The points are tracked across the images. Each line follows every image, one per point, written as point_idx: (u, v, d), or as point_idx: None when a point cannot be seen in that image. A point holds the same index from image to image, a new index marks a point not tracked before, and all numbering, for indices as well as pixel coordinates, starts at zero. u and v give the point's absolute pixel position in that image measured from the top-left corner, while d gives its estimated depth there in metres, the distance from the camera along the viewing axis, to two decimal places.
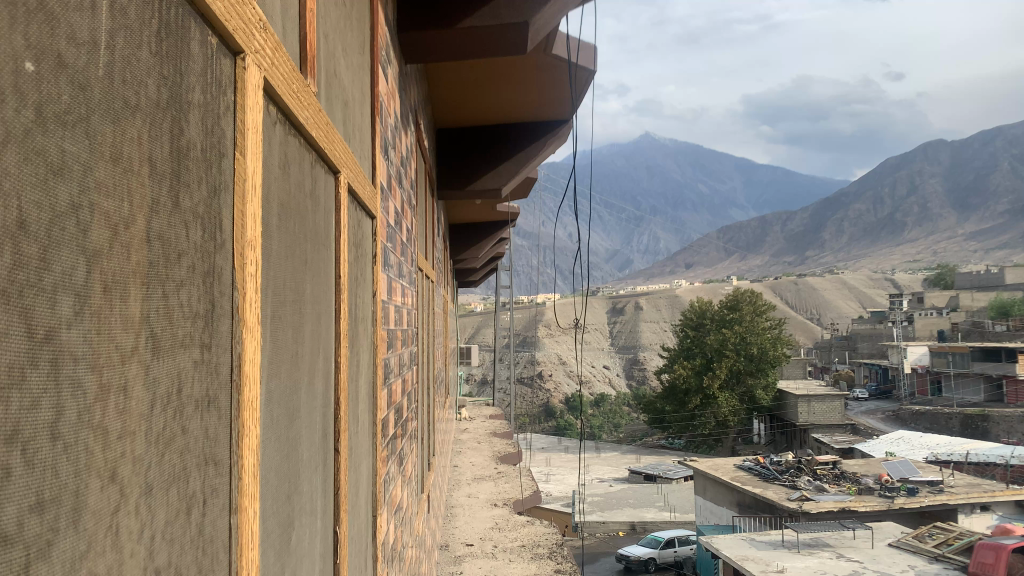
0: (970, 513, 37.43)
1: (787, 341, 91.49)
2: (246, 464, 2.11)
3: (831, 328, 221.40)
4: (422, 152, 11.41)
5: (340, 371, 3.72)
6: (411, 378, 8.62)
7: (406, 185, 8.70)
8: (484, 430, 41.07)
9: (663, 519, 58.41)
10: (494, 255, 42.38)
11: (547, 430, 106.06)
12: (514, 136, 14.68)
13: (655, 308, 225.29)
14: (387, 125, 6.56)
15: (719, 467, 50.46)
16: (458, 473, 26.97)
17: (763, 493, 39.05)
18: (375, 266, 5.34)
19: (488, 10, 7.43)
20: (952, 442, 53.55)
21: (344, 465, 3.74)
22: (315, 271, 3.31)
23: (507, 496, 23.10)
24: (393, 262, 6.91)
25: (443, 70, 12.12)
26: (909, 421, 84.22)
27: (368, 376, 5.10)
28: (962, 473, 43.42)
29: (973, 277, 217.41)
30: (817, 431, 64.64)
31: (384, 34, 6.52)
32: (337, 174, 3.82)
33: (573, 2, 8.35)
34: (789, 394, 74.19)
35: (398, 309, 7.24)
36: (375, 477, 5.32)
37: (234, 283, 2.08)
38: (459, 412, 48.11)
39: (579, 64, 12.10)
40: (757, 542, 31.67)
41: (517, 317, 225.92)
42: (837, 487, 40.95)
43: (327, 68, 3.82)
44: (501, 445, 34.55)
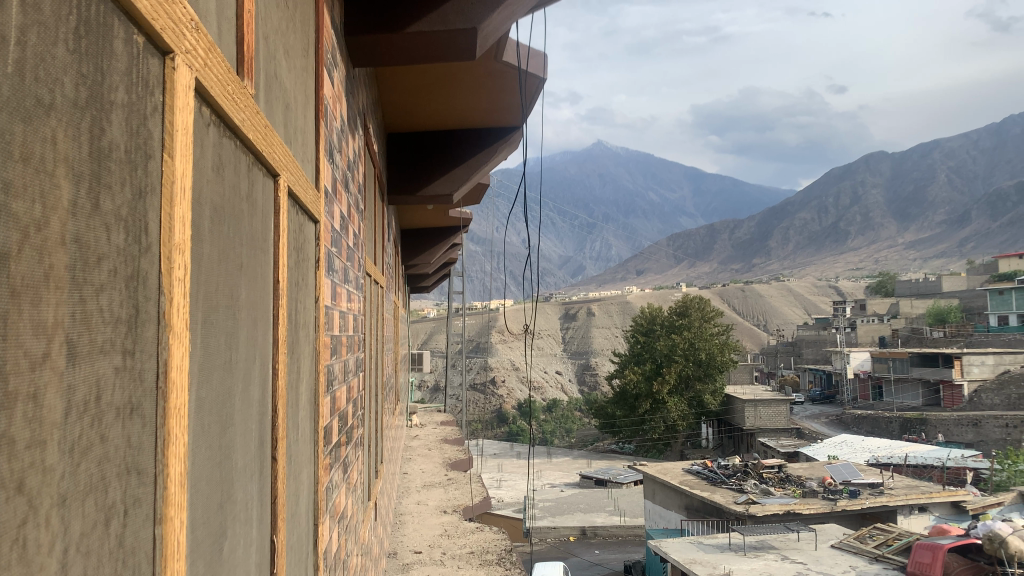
0: (909, 515, 38.35)
1: (735, 346, 92.74)
2: (173, 473, 2.05)
3: (776, 335, 222.17)
4: (371, 155, 11.31)
5: (278, 378, 3.67)
6: (356, 385, 8.51)
7: (354, 189, 8.65)
8: (434, 437, 40.86)
9: (613, 524, 58.64)
10: (447, 260, 42.16)
11: (499, 436, 105.85)
12: (465, 143, 14.65)
13: (607, 314, 225.50)
14: (332, 128, 6.47)
15: (668, 471, 50.89)
16: (408, 480, 26.76)
17: (711, 496, 39.63)
18: (318, 271, 5.26)
19: (437, 14, 7.36)
20: (893, 446, 54.69)
21: (281, 475, 3.68)
22: (251, 276, 3.24)
23: (457, 502, 23.00)
24: (338, 267, 6.82)
25: (392, 75, 12.06)
26: (852, 426, 85.43)
27: (310, 384, 5.03)
28: (901, 477, 44.34)
29: (913, 285, 218.68)
30: (763, 436, 65.48)
31: (331, 33, 6.45)
32: (276, 179, 3.77)
33: (523, 8, 8.34)
34: (736, 399, 74.88)
35: (343, 315, 7.15)
36: (316, 486, 5.25)
37: (162, 287, 2.03)
38: (410, 418, 47.78)
39: (529, 71, 12.18)
40: (705, 545, 32.10)
41: (470, 323, 225.94)
42: (783, 491, 41.68)
43: (266, 69, 3.76)
44: (453, 452, 34.42)
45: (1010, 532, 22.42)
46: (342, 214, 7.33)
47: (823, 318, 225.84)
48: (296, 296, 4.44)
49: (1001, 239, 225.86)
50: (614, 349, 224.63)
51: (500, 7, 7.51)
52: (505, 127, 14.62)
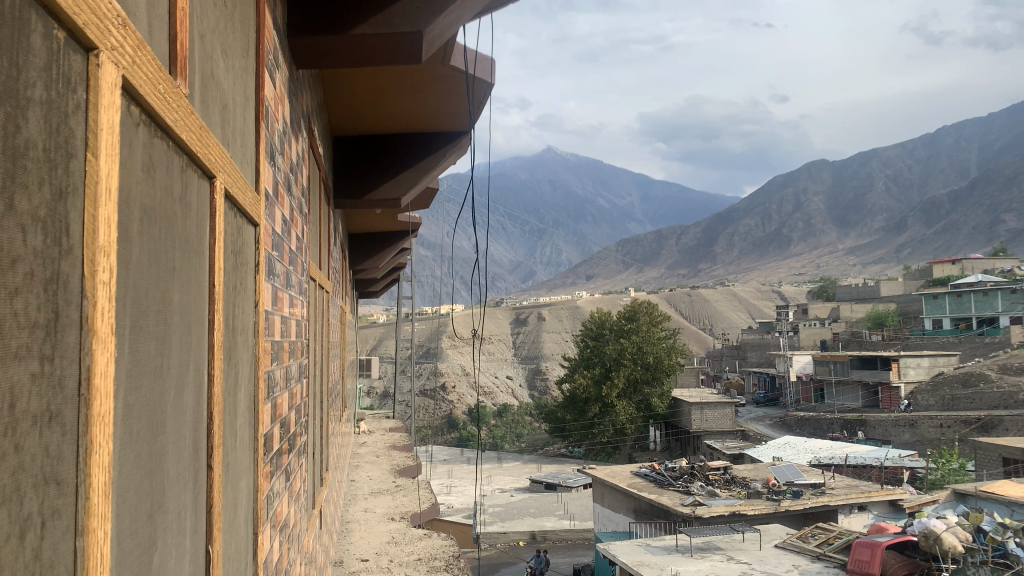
0: (849, 514, 39.32)
1: (682, 350, 93.84)
2: (95, 484, 1.98)
3: (721, 338, 222.71)
4: (315, 158, 11.17)
5: (215, 384, 3.60)
6: (299, 391, 8.37)
7: (298, 191, 8.53)
8: (383, 443, 40.63)
9: (562, 528, 58.83)
10: (395, 266, 41.87)
11: (448, 442, 105.41)
12: (412, 147, 14.63)
13: (557, 319, 225.57)
14: (273, 130, 6.34)
15: (616, 474, 51.28)
16: (356, 487, 26.46)
17: (659, 499, 40.08)
18: (258, 274, 5.18)
19: (383, 17, 7.33)
20: (834, 447, 55.91)
21: (217, 482, 3.60)
22: (184, 280, 3.16)
23: (405, 509, 22.82)
24: (279, 272, 6.69)
25: (338, 79, 11.94)
26: (795, 427, 86.63)
27: (249, 390, 4.95)
28: (842, 478, 45.30)
29: (853, 290, 219.54)
30: (709, 438, 66.24)
31: (274, 34, 6.37)
32: (212, 180, 3.70)
33: (469, 12, 8.30)
34: (683, 402, 75.55)
35: (285, 320, 7.03)
36: (257, 491, 5.15)
37: (84, 291, 1.97)
38: (358, 424, 47.31)
39: (477, 76, 12.24)
40: (653, 547, 32.42)
41: (420, 328, 225.69)
42: (728, 492, 42.32)
43: (203, 69, 3.70)
44: (401, 458, 34.25)
45: (944, 529, 23.17)
46: (285, 217, 7.20)
47: (767, 322, 225.85)
48: (234, 300, 4.35)
49: (935, 246, 225.81)
50: (563, 353, 224.31)
51: (445, 11, 7.49)
52: (452, 132, 14.63)
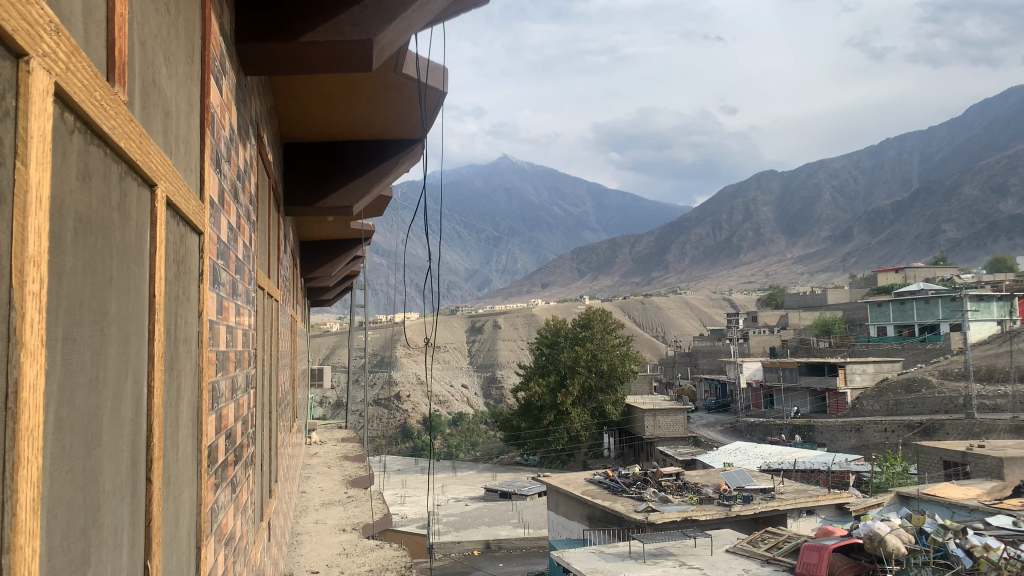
0: (798, 517, 40.04)
1: (635, 357, 94.39)
2: (23, 495, 1.94)
3: (673, 345, 223.44)
4: (264, 165, 11.03)
5: (154, 396, 3.52)
6: (246, 402, 8.23)
7: (246, 199, 8.43)
8: (334, 454, 40.22)
9: (517, 536, 58.82)
10: (348, 274, 41.50)
11: (403, 451, 104.70)
12: (364, 154, 14.57)
13: (513, 327, 225.13)
14: (220, 138, 6.27)
15: (570, 481, 51.51)
16: (307, 498, 26.10)
17: (612, 506, 40.33)
18: (202, 285, 5.10)
19: (331, 26, 7.31)
20: (783, 452, 56.98)
21: (157, 493, 3.53)
22: (121, 290, 3.10)
23: (357, 520, 22.58)
24: (226, 281, 6.60)
25: (289, 85, 11.84)
26: (746, 433, 87.63)
27: (191, 401, 4.85)
28: (791, 482, 46.07)
29: (802, 297, 220.72)
30: (662, 445, 66.80)
31: (220, 41, 6.31)
32: (153, 189, 3.63)
33: (420, 22, 8.29)
34: (636, 409, 75.95)
35: (231, 330, 6.94)
36: (200, 504, 5.06)
37: (12, 303, 1.93)
38: (311, 435, 46.69)
39: (428, 85, 12.22)
40: (607, 554, 32.57)
41: (374, 337, 225.80)
42: (680, 497, 42.62)
43: (143, 77, 3.64)
44: (353, 469, 33.88)
45: (887, 531, 23.57)
46: (231, 225, 7.08)
47: (718, 330, 225.95)
48: (176, 311, 4.27)
49: (880, 255, 225.90)
50: (518, 362, 224.57)
51: (396, 20, 7.48)
52: (406, 140, 14.62)
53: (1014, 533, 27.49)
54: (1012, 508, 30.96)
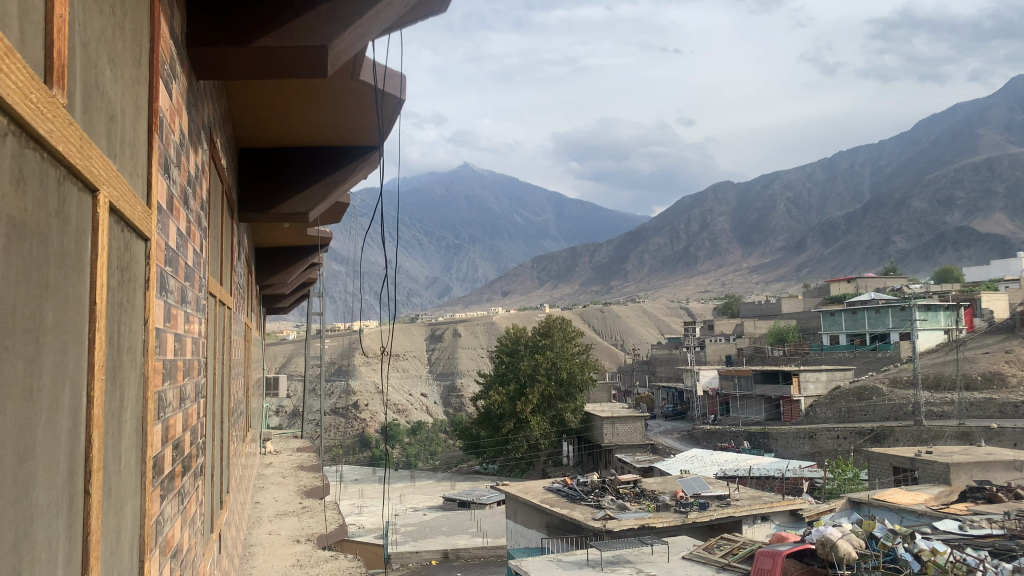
0: (752, 523, 40.55)
1: (594, 366, 94.70)
2: None
3: (632, 353, 224.14)
4: (218, 169, 10.89)
5: (92, 408, 3.43)
6: (195, 412, 8.09)
7: (195, 206, 8.27)
8: (290, 464, 39.72)
9: (475, 545, 58.64)
10: (305, 281, 41.09)
11: (361, 460, 103.83)
12: (319, 160, 14.48)
13: (473, 335, 224.66)
14: (168, 142, 6.17)
15: (529, 489, 51.48)
16: (260, 509, 25.71)
17: (570, 514, 40.39)
18: (147, 292, 5.01)
19: (287, 29, 7.23)
20: (738, 459, 57.84)
21: (95, 509, 3.44)
22: (58, 295, 3.02)
23: (312, 531, 22.28)
24: (174, 288, 6.48)
25: (244, 91, 11.73)
26: (702, 440, 88.50)
27: (134, 413, 4.75)
28: (745, 489, 46.66)
29: (757, 306, 221.96)
30: (621, 453, 67.24)
31: (169, 46, 6.22)
32: (95, 193, 3.55)
33: (377, 27, 8.25)
34: (594, 417, 76.18)
35: (180, 336, 6.82)
36: (144, 517, 4.95)
37: None
38: (265, 444, 45.95)
39: (387, 92, 12.18)
40: (565, 562, 32.59)
41: (331, 345, 225.57)
42: (638, 505, 42.83)
43: (86, 80, 3.58)
44: (308, 479, 33.46)
45: (839, 536, 23.98)
46: (180, 230, 6.96)
47: (676, 338, 225.94)
48: (119, 320, 4.19)
49: (833, 265, 225.89)
50: (478, 370, 224.67)
51: (350, 26, 7.45)
52: (363, 147, 14.56)
53: (960, 537, 28.29)
54: (958, 513, 31.79)
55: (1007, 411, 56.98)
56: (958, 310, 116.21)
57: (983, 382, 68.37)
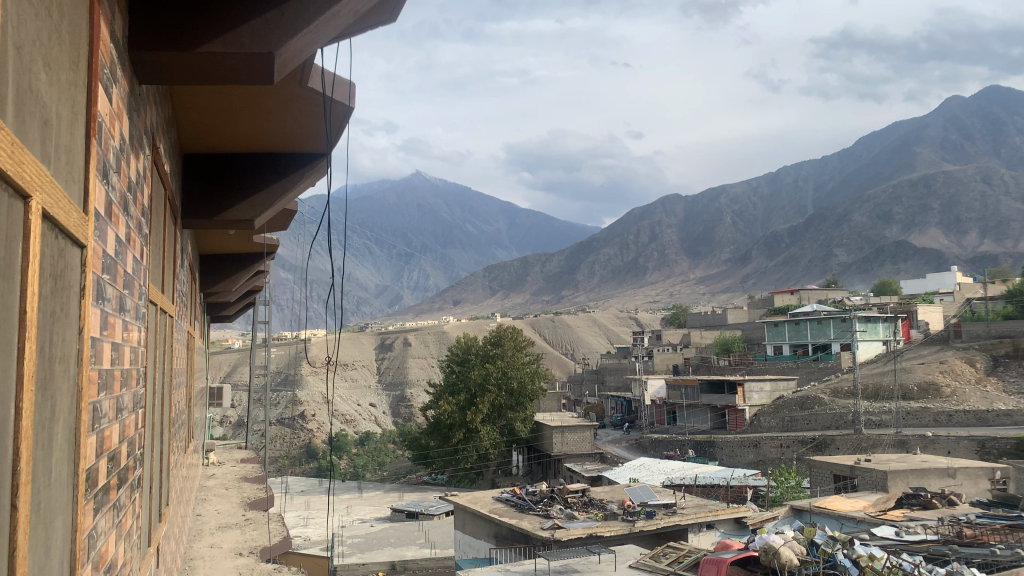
0: (698, 532, 41.04)
1: (545, 375, 94.99)
2: None
3: (582, 363, 224.54)
4: (159, 174, 10.65)
5: (20, 419, 3.34)
6: (133, 423, 7.92)
7: (137, 212, 8.12)
8: (233, 476, 38.89)
9: (423, 557, 58.16)
10: (251, 289, 40.40)
11: (307, 472, 102.24)
12: (265, 166, 14.32)
13: (423, 344, 222.71)
14: (107, 148, 6.04)
15: (477, 500, 51.22)
16: (202, 522, 25.14)
17: (519, 524, 40.25)
18: (83, 300, 4.90)
19: (234, 35, 7.19)
20: (685, 468, 58.66)
21: (24, 522, 3.37)
22: None
23: (255, 544, 21.89)
24: (111, 297, 6.33)
25: (190, 96, 11.53)
26: (649, 449, 89.42)
27: (68, 421, 4.66)
28: (692, 497, 47.24)
29: (704, 317, 223.68)
30: (570, 463, 67.49)
31: (110, 49, 6.07)
32: (26, 200, 3.46)
33: (325, 34, 8.17)
34: (543, 427, 76.30)
35: (117, 348, 6.66)
36: (77, 531, 4.84)
37: None
38: (209, 455, 44.92)
39: (335, 99, 12.11)
40: (512, 573, 32.58)
41: (277, 354, 225.29)
42: (586, 514, 42.85)
43: (18, 83, 3.51)
44: (252, 491, 32.85)
45: (782, 543, 24.41)
46: (119, 238, 6.78)
47: (625, 348, 225.97)
48: (52, 328, 4.09)
49: (777, 276, 225.83)
50: (428, 379, 224.98)
51: (298, 33, 7.40)
52: (312, 154, 14.44)
53: (896, 543, 29.08)
54: (895, 519, 32.79)
55: (942, 419, 58.56)
56: (895, 322, 118.87)
57: (920, 392, 70.08)
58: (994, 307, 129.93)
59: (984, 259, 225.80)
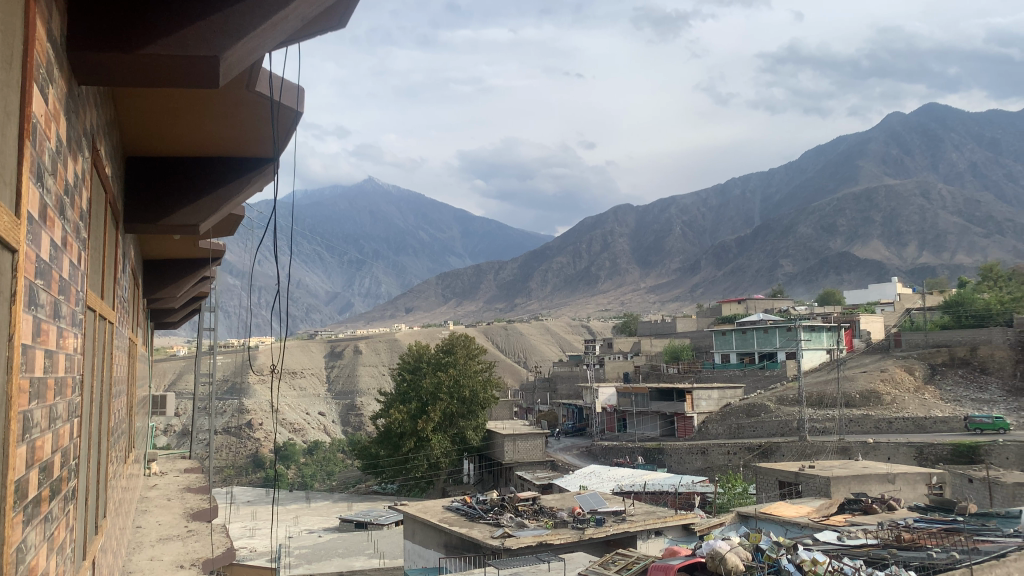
0: (647, 538, 41.35)
1: (497, 384, 95.07)
2: None
3: (534, 371, 225.02)
4: (99, 177, 10.41)
5: None
6: (67, 433, 7.70)
7: (74, 216, 7.92)
8: (176, 486, 37.95)
9: (372, 567, 57.51)
10: (197, 295, 39.50)
11: (254, 482, 100.45)
12: (212, 169, 14.13)
13: (374, 352, 222.14)
14: (44, 149, 5.91)
15: (427, 509, 50.79)
16: (142, 534, 24.50)
17: (468, 533, 39.99)
18: (15, 306, 4.79)
19: (176, 38, 7.09)
20: (635, 476, 59.18)
21: None
22: None
23: (198, 556, 21.41)
24: (45, 300, 6.12)
25: (133, 98, 11.30)
26: (600, 456, 90.04)
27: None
28: (640, 504, 47.57)
29: (654, 325, 225.35)
30: (521, 471, 67.82)
31: (45, 49, 5.92)
32: None
33: (271, 38, 8.06)
34: (494, 435, 76.22)
35: (51, 354, 6.47)
36: (7, 542, 4.71)
37: None
38: (151, 465, 43.85)
39: (283, 104, 11.99)
40: None
41: (225, 362, 223.39)
42: (536, 522, 42.74)
43: None
44: (196, 501, 32.06)
45: (727, 550, 24.81)
46: (55, 239, 6.61)
47: (577, 356, 226.17)
48: None
49: (726, 286, 225.87)
50: (379, 388, 225.68)
51: (243, 37, 7.30)
52: (260, 159, 14.28)
53: (839, 548, 29.61)
54: (837, 524, 33.50)
55: (883, 426, 60.09)
56: (839, 330, 121.44)
57: (862, 400, 71.58)
58: (932, 317, 132.82)
59: (924, 270, 225.91)
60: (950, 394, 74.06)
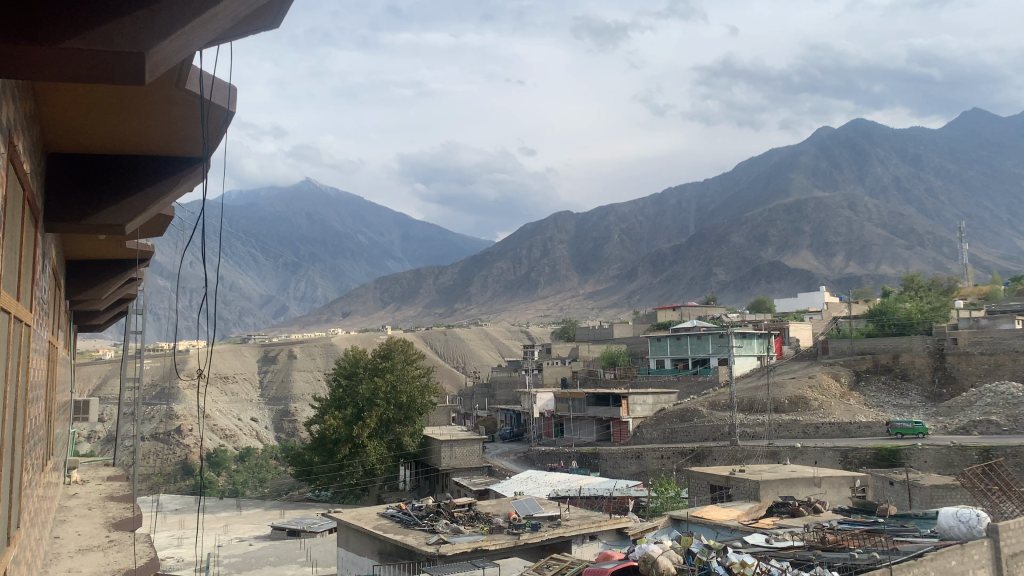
0: (581, 543, 41.56)
1: (435, 389, 94.77)
2: None
3: (473, 376, 225.50)
4: (17, 171, 10.03)
5: None
6: None
7: None
8: (98, 495, 36.59)
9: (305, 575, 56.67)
10: (123, 297, 38.28)
11: (184, 489, 97.95)
12: (141, 169, 13.81)
13: (310, 356, 220.70)
14: None
15: (362, 516, 50.14)
16: (59, 545, 23.58)
17: (403, 540, 39.66)
18: None
19: (98, 34, 6.88)
20: (570, 481, 59.69)
21: None
22: None
23: (118, 567, 20.70)
24: None
25: (59, 95, 10.97)
26: (536, 461, 90.42)
27: None
28: (575, 509, 47.86)
29: (592, 331, 226.22)
30: (457, 477, 67.73)
31: None
32: None
33: (201, 35, 7.88)
34: (431, 441, 75.95)
35: None
36: None
37: None
38: (71, 473, 42.25)
39: (214, 102, 11.77)
40: None
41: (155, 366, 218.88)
42: (472, 528, 42.59)
43: None
44: (118, 510, 30.92)
45: (660, 554, 25.17)
46: None
47: (516, 362, 226.11)
48: None
49: (661, 293, 225.90)
50: (313, 394, 226.21)
51: (172, 31, 7.12)
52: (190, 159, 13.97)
53: (767, 550, 30.35)
54: (765, 527, 34.23)
55: (810, 431, 62.10)
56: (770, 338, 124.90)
57: (791, 406, 73.60)
58: (859, 326, 136.08)
59: (850, 280, 225.90)
60: (874, 401, 76.54)
